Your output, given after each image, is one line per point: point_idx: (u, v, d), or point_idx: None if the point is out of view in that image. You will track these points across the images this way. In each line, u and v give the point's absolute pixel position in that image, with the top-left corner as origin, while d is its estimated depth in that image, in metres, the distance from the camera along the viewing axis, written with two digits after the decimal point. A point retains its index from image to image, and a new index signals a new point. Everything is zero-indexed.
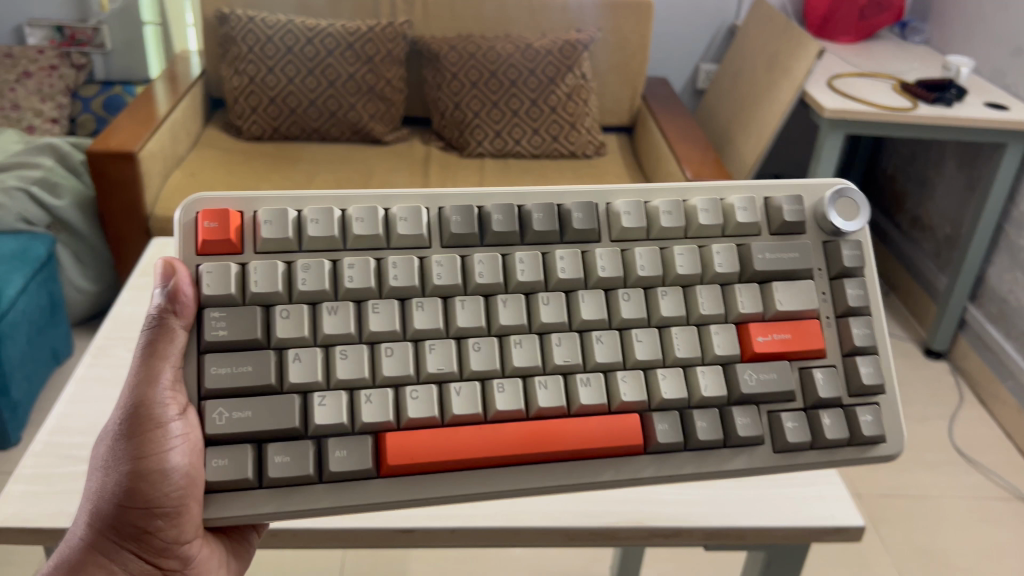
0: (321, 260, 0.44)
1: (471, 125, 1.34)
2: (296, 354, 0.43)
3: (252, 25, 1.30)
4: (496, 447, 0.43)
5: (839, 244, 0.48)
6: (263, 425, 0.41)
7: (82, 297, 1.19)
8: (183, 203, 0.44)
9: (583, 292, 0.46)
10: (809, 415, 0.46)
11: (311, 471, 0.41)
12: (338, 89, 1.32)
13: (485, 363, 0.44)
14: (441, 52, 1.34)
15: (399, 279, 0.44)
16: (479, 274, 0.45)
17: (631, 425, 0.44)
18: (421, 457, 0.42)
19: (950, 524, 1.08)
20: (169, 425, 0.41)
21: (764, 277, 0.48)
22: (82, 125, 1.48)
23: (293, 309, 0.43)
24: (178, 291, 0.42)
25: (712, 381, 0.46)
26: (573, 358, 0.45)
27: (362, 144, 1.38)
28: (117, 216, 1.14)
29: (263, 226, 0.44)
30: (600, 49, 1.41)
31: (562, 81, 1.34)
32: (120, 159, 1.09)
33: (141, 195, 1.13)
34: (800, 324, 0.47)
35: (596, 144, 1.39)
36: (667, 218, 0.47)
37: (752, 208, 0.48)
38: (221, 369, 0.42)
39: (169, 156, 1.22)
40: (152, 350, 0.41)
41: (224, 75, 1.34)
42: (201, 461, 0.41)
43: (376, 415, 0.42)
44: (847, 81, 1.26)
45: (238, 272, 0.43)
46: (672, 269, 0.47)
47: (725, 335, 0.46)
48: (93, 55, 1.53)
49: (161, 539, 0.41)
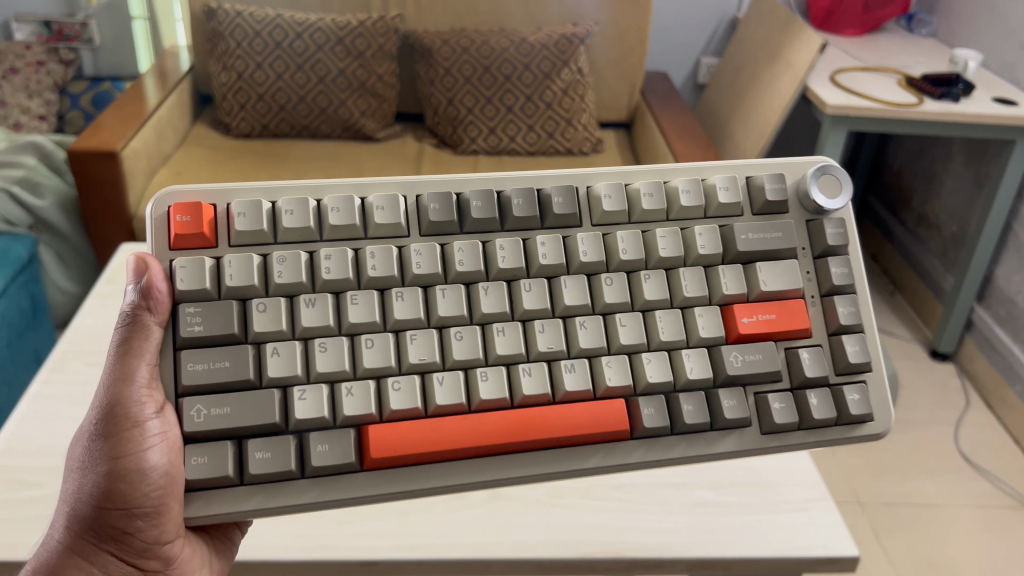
0: (297, 252, 0.42)
1: (465, 122, 1.31)
2: (274, 348, 0.42)
3: (240, 19, 1.27)
4: (479, 437, 0.42)
5: (822, 222, 0.48)
6: (241, 421, 0.40)
7: (66, 299, 1.17)
8: (154, 197, 0.43)
9: (565, 278, 0.45)
10: (795, 395, 0.46)
11: (293, 467, 0.40)
12: (328, 85, 1.29)
13: (467, 352, 0.43)
14: (433, 47, 1.31)
15: (377, 274, 0.43)
16: (460, 263, 0.44)
17: (617, 410, 0.44)
18: (406, 452, 0.41)
19: (954, 534, 1.04)
20: (145, 425, 0.40)
21: (748, 258, 0.48)
22: (70, 122, 1.45)
23: (270, 302, 0.42)
24: (151, 287, 0.40)
25: (698, 363, 0.46)
26: (556, 345, 0.45)
27: (353, 141, 1.35)
28: (100, 217, 1.11)
29: (236, 218, 0.42)
30: (598, 42, 1.38)
31: (558, 76, 1.31)
32: (101, 157, 1.06)
33: (124, 195, 1.10)
34: (785, 304, 0.47)
35: (593, 141, 1.36)
36: (648, 200, 0.47)
37: (733, 188, 0.48)
38: (197, 366, 0.41)
39: (154, 157, 1.19)
40: (126, 347, 0.40)
41: (212, 71, 1.31)
42: (180, 460, 0.40)
43: (358, 407, 0.42)
44: (851, 75, 1.23)
45: (212, 265, 0.42)
46: (655, 251, 0.46)
47: (709, 317, 0.47)
48: (81, 51, 1.50)
49: (141, 539, 0.41)
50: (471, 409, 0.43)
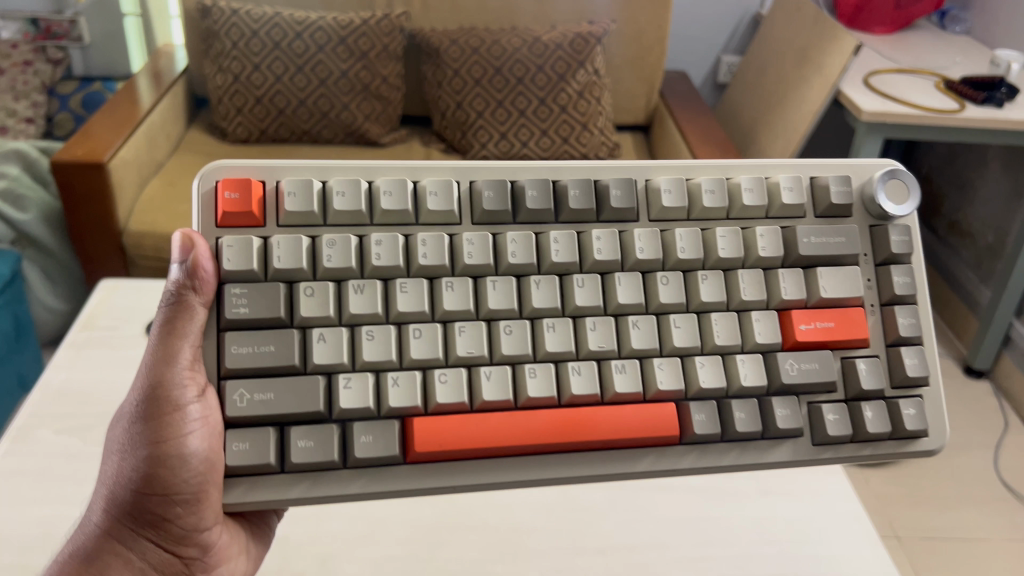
0: (346, 236, 0.43)
1: (474, 126, 1.24)
2: (320, 334, 0.42)
3: (236, 18, 1.20)
4: (527, 434, 0.43)
5: (887, 228, 0.49)
6: (286, 409, 0.41)
7: (53, 317, 1.11)
8: (204, 171, 0.44)
9: (620, 274, 0.46)
10: (851, 407, 0.47)
11: (336, 458, 0.41)
12: (330, 87, 1.22)
13: (517, 348, 0.44)
14: (441, 47, 1.23)
15: (434, 258, 0.44)
16: (512, 255, 0.45)
17: (668, 414, 0.45)
18: (450, 446, 0.42)
19: (997, 570, 0.98)
20: (186, 409, 0.41)
21: (810, 262, 0.49)
22: (59, 124, 1.39)
23: (317, 287, 0.42)
24: (197, 266, 0.41)
25: (753, 370, 0.47)
26: (608, 344, 0.46)
27: (356, 146, 1.28)
28: (87, 232, 1.05)
29: (288, 198, 0.42)
30: (614, 41, 1.30)
31: (573, 78, 1.24)
32: (87, 171, 0.99)
33: (111, 210, 1.03)
34: (845, 313, 0.48)
35: (610, 146, 1.29)
36: (710, 196, 0.47)
37: (797, 188, 0.48)
38: (240, 349, 0.41)
39: (144, 164, 1.12)
40: (170, 328, 0.42)
41: (207, 73, 1.24)
42: (218, 447, 0.41)
43: (403, 399, 0.42)
44: (886, 78, 1.15)
45: (260, 246, 0.42)
46: (714, 251, 0.47)
47: (766, 322, 0.47)
48: (70, 49, 1.43)
49: (181, 525, 0.43)
50: (517, 405, 0.44)
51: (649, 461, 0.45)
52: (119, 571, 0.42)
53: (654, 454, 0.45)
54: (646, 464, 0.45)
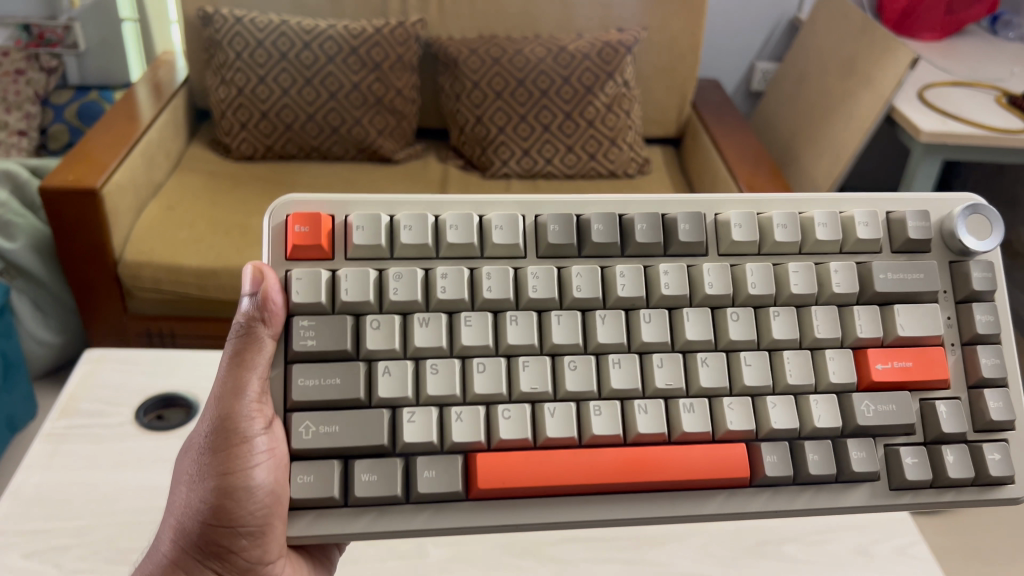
0: (413, 269, 0.42)
1: (495, 143, 1.16)
2: (386, 367, 0.41)
3: (240, 27, 1.11)
4: (590, 473, 0.40)
5: (967, 264, 0.45)
6: (350, 442, 0.40)
7: (45, 351, 1.03)
8: (275, 205, 0.43)
9: (688, 310, 0.43)
10: (930, 450, 0.43)
11: (398, 493, 0.39)
12: (341, 101, 1.14)
13: (581, 384, 0.42)
14: (460, 57, 1.15)
15: (494, 291, 0.42)
16: (578, 287, 0.43)
17: (738, 456, 0.41)
18: (513, 481, 0.40)
19: None
20: (253, 441, 0.40)
21: (887, 299, 0.44)
22: (54, 136, 1.32)
23: (384, 320, 0.41)
24: (267, 299, 0.40)
25: (827, 411, 0.43)
26: (675, 382, 0.42)
27: (368, 162, 1.20)
28: (79, 263, 0.97)
29: (356, 232, 0.41)
30: (644, 50, 1.22)
31: (602, 89, 1.15)
32: (78, 197, 0.91)
33: (104, 238, 0.95)
34: (923, 352, 0.44)
35: (639, 162, 1.20)
36: (781, 231, 0.44)
37: (873, 223, 0.44)
38: (308, 382, 0.41)
39: (141, 186, 1.04)
40: (239, 360, 0.41)
41: (209, 84, 1.16)
42: (284, 479, 0.40)
43: (467, 433, 0.40)
44: (941, 92, 1.06)
45: (328, 279, 0.41)
46: (785, 287, 0.43)
47: (842, 361, 0.43)
48: (65, 56, 1.34)
49: (244, 559, 0.41)
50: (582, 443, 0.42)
51: (719, 502, 0.41)
52: None
53: (725, 493, 0.42)
54: (716, 506, 0.41)
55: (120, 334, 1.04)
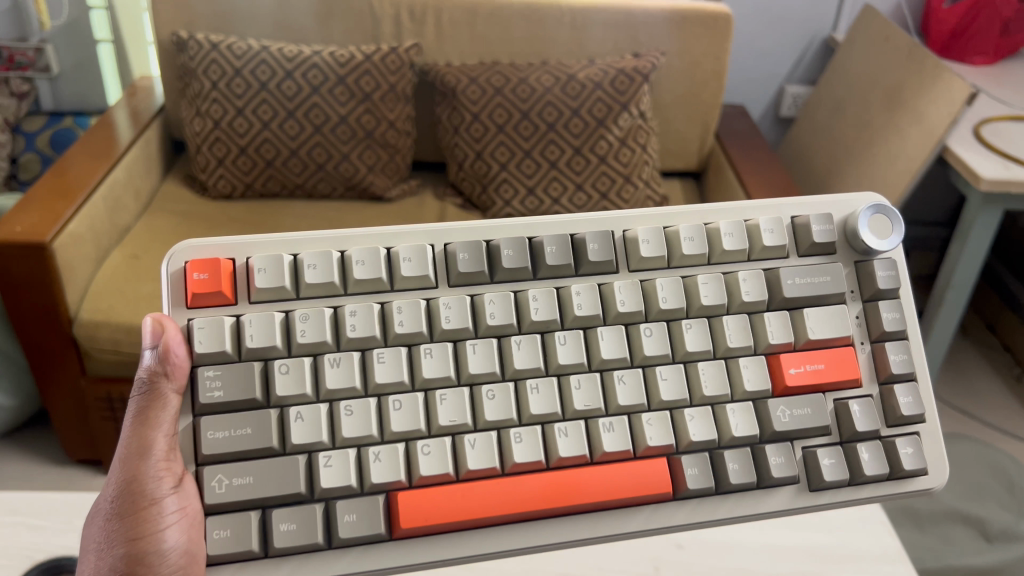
0: (319, 309, 0.42)
1: (497, 180, 1.04)
2: (297, 415, 0.41)
3: (216, 53, 1.01)
4: (513, 504, 0.41)
5: (872, 263, 0.46)
6: (266, 492, 0.39)
7: None
8: (169, 257, 0.42)
9: (603, 328, 0.44)
10: (846, 450, 0.45)
11: (320, 540, 0.39)
12: (326, 135, 1.03)
13: (501, 412, 0.42)
14: (458, 86, 1.04)
15: (406, 325, 0.42)
16: (491, 315, 0.43)
17: (660, 468, 0.42)
18: (433, 514, 0.40)
19: None
20: (163, 501, 0.38)
21: (796, 304, 0.46)
22: (25, 166, 1.23)
23: (293, 363, 0.41)
24: (169, 352, 0.39)
25: (743, 420, 0.44)
26: (595, 403, 0.43)
27: (360, 201, 1.10)
28: (30, 325, 0.87)
29: (258, 275, 0.41)
30: (664, 76, 1.11)
31: (615, 123, 1.04)
32: (26, 254, 0.81)
33: (59, 295, 0.85)
34: (834, 353, 0.46)
35: (659, 199, 1.08)
36: (688, 244, 0.45)
37: (778, 231, 0.46)
38: (218, 434, 0.40)
39: (102, 233, 0.94)
40: (144, 418, 0.39)
41: (185, 116, 1.06)
42: (200, 536, 0.39)
43: (385, 472, 0.40)
44: (999, 128, 0.94)
45: (233, 325, 0.41)
46: (696, 299, 0.45)
47: (754, 368, 0.45)
48: (37, 80, 1.25)
49: None
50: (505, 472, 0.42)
51: (644, 516, 0.42)
52: None
53: (650, 506, 0.42)
54: (640, 521, 0.42)
55: (78, 403, 0.94)
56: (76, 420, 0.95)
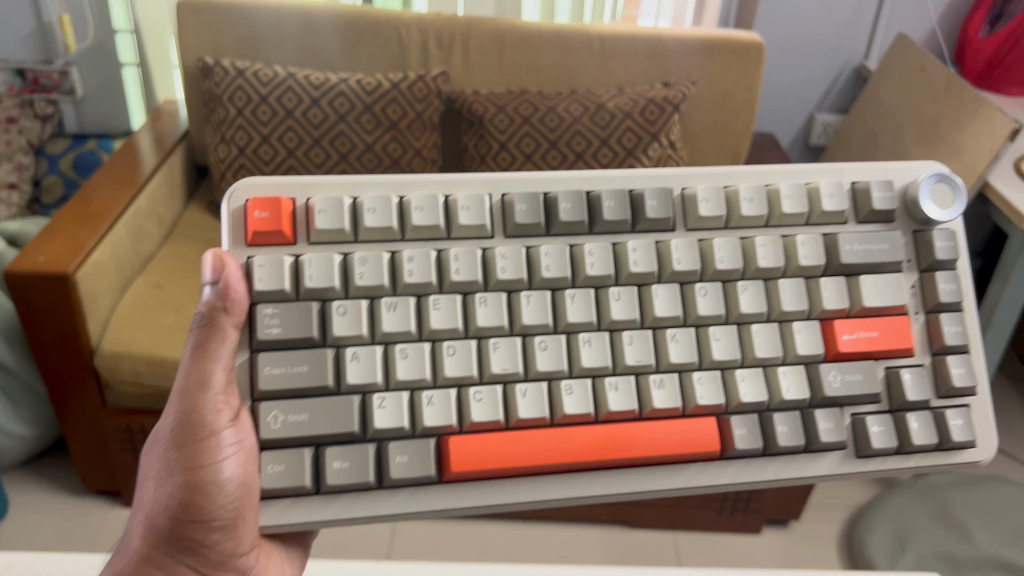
0: (379, 252, 0.42)
1: None
2: (353, 353, 0.42)
3: (241, 80, 1.00)
4: (567, 452, 0.42)
5: (930, 233, 0.46)
6: (319, 428, 0.41)
7: (16, 444, 0.95)
8: (232, 190, 0.43)
9: (657, 286, 0.44)
10: (895, 418, 0.45)
11: (371, 478, 0.40)
12: (351, 164, 1.01)
13: (552, 363, 0.43)
14: (485, 115, 1.02)
15: (462, 273, 0.42)
16: (546, 269, 0.43)
17: (709, 430, 0.43)
18: (485, 461, 0.41)
19: None
20: (221, 433, 0.40)
21: (853, 270, 0.46)
22: (48, 189, 1.24)
23: (350, 305, 0.42)
24: (230, 286, 0.40)
25: (794, 383, 0.45)
26: (645, 359, 0.44)
27: None
28: (50, 355, 0.85)
29: (318, 216, 0.42)
30: (693, 106, 1.09)
31: (645, 153, 1.01)
32: (49, 284, 0.79)
33: (82, 325, 0.84)
34: (888, 321, 0.46)
35: None
36: (748, 205, 0.45)
37: (838, 196, 0.46)
38: (274, 370, 0.41)
39: (125, 261, 0.93)
40: (201, 349, 0.40)
41: (211, 141, 1.05)
42: (255, 470, 0.40)
43: (438, 417, 0.42)
44: None
45: (291, 264, 0.42)
46: (753, 261, 0.45)
47: (807, 332, 0.45)
48: (61, 102, 1.30)
49: (220, 558, 0.41)
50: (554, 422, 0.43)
51: (687, 477, 0.43)
52: None
53: (695, 466, 0.43)
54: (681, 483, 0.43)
55: (98, 432, 0.92)
56: (95, 450, 0.94)
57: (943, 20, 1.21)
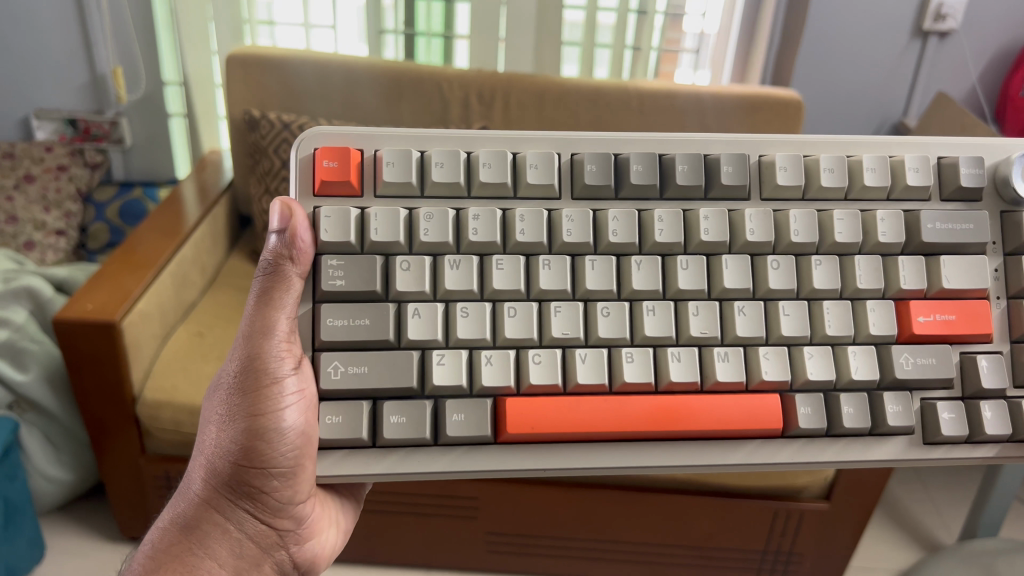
0: (444, 209, 0.48)
1: None
2: (415, 310, 0.48)
3: (287, 133, 1.01)
4: (625, 420, 0.48)
5: (1018, 213, 0.50)
6: (375, 382, 0.47)
7: (57, 489, 0.96)
8: (304, 138, 0.49)
9: (727, 257, 0.49)
10: (968, 406, 0.50)
11: (427, 435, 0.47)
12: None
13: (614, 330, 0.49)
14: None
15: (525, 233, 0.48)
16: (613, 232, 0.49)
17: (771, 407, 0.49)
18: (541, 424, 0.47)
19: None
20: (284, 383, 0.48)
21: (933, 250, 0.50)
22: (93, 235, 1.28)
23: (413, 262, 0.48)
24: (296, 237, 0.46)
25: (864, 363, 0.49)
26: (709, 331, 0.49)
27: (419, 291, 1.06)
28: (93, 403, 0.86)
29: (386, 169, 0.47)
30: None
31: None
32: (96, 333, 0.80)
33: (125, 372, 0.85)
34: (966, 306, 0.50)
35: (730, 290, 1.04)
36: (828, 175, 0.50)
37: (923, 171, 0.50)
38: (336, 322, 0.47)
39: (169, 309, 0.94)
40: (267, 299, 0.48)
41: (254, 192, 1.07)
42: (313, 419, 0.48)
43: (498, 378, 0.48)
44: None
45: (357, 217, 0.48)
46: (829, 235, 0.50)
47: (881, 312, 0.50)
48: (110, 152, 1.36)
49: (277, 496, 0.49)
50: (613, 388, 0.49)
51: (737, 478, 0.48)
52: (218, 540, 0.48)
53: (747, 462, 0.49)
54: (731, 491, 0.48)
55: (135, 481, 0.93)
56: (133, 500, 0.95)
57: (982, 81, 1.23)
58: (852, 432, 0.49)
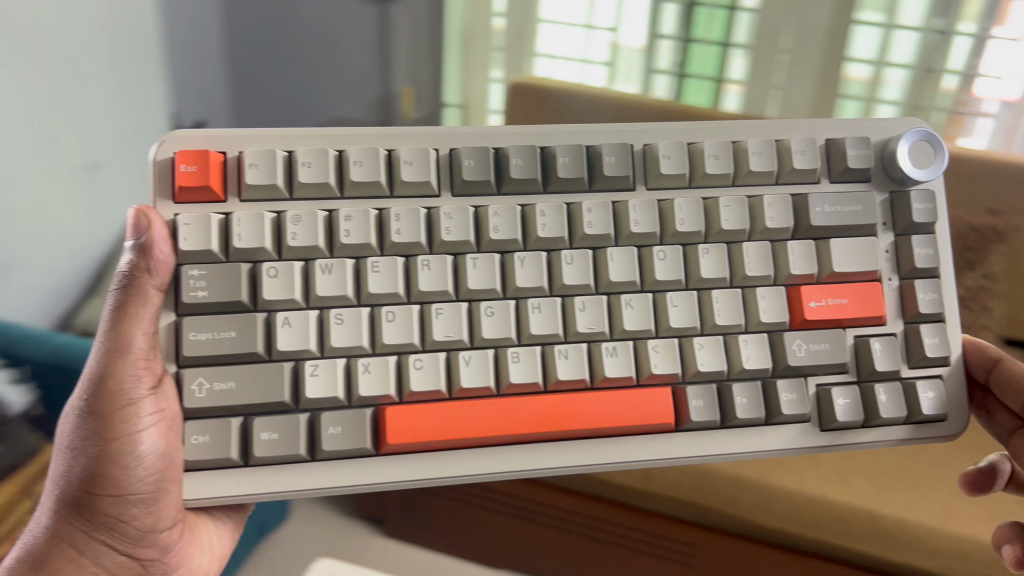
0: (696, 198, 0.59)
1: None
2: (582, 303, 0.58)
3: None
4: (516, 418, 0.56)
5: (907, 194, 0.61)
6: (239, 398, 0.54)
7: None
8: (163, 142, 0.55)
9: (792, 243, 0.60)
10: (861, 390, 0.60)
11: (304, 452, 0.54)
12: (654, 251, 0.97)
13: (730, 320, 0.59)
14: None
15: (731, 222, 0.59)
16: (771, 218, 0.59)
17: (663, 404, 0.58)
18: (412, 433, 0.55)
19: None
20: (139, 406, 0.55)
21: (820, 234, 0.60)
22: None
23: (622, 251, 0.58)
24: (151, 245, 0.52)
25: (754, 352, 0.59)
26: (734, 319, 0.59)
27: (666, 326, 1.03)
28: None
29: (250, 170, 0.54)
30: None
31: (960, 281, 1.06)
32: None
33: None
34: (858, 289, 0.61)
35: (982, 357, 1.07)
36: (801, 157, 0.60)
37: (808, 154, 0.60)
38: (198, 336, 0.54)
39: None
40: (123, 315, 0.54)
41: None
42: (170, 446, 0.55)
43: (667, 364, 0.58)
44: None
45: (215, 225, 0.54)
46: (902, 220, 0.61)
47: (772, 300, 0.60)
48: None
49: (138, 525, 0.57)
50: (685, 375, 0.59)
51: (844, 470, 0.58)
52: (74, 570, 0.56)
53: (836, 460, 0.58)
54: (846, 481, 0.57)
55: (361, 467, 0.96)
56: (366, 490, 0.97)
57: None
58: (791, 417, 0.59)
